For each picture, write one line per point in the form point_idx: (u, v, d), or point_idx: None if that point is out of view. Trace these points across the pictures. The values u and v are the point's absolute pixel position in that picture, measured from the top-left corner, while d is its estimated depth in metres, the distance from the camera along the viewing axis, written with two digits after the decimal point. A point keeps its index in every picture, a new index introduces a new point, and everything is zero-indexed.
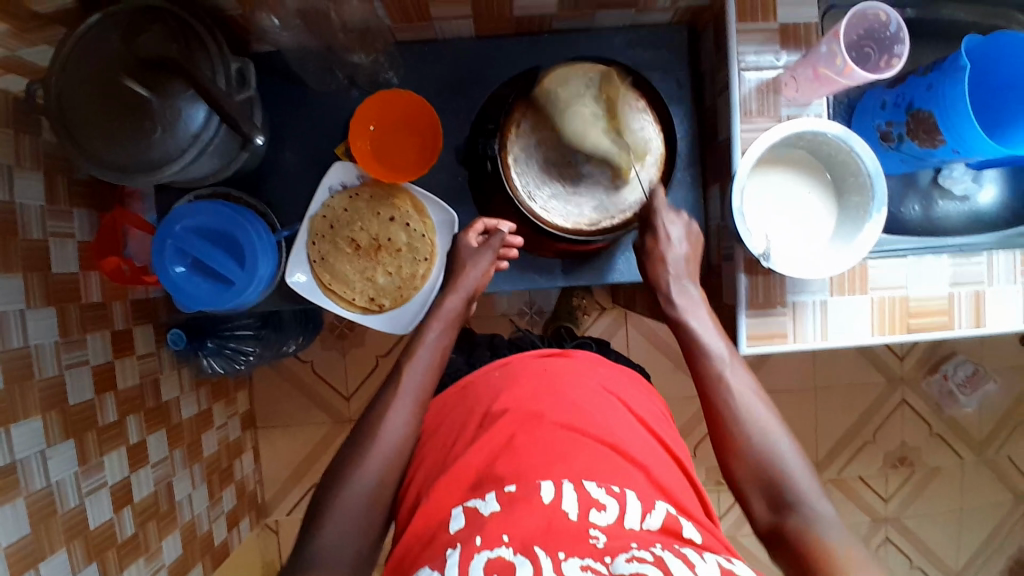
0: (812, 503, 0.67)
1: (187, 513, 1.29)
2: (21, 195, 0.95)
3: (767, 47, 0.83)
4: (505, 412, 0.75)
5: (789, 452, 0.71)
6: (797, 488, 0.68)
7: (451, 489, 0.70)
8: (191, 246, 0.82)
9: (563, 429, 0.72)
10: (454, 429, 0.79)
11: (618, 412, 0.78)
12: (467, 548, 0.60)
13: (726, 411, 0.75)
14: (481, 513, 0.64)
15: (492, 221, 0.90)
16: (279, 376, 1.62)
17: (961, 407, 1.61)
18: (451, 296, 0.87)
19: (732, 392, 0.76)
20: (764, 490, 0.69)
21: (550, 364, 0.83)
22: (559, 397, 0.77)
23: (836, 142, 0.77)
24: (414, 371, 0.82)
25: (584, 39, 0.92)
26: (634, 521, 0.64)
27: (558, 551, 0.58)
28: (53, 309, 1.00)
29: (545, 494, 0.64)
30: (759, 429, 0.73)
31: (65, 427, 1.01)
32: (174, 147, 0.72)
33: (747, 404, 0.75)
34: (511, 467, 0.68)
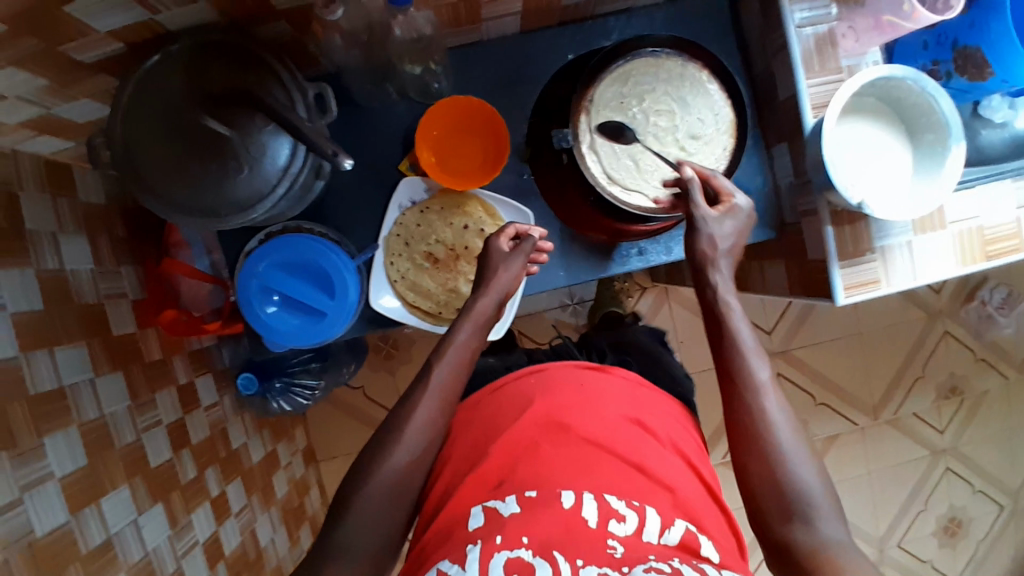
0: (825, 524, 0.65)
1: (273, 558, 1.27)
2: (70, 261, 0.93)
3: (818, 2, 0.83)
4: (533, 423, 0.76)
5: (809, 472, 0.67)
6: (811, 502, 0.66)
7: (473, 488, 0.71)
8: (278, 283, 0.80)
9: (591, 445, 0.73)
10: (488, 429, 0.78)
11: (651, 432, 0.78)
12: (488, 545, 0.62)
13: (751, 405, 0.71)
14: (502, 514, 0.66)
15: (522, 227, 0.86)
16: (332, 407, 1.59)
17: (1000, 329, 1.65)
18: (484, 298, 0.81)
19: (761, 393, 0.71)
20: (780, 509, 0.66)
21: (588, 377, 0.83)
22: (593, 411, 0.78)
23: (906, 85, 0.78)
24: (443, 373, 0.77)
25: (627, 21, 0.91)
26: (651, 535, 0.65)
27: (576, 558, 0.60)
28: (119, 373, 0.97)
29: (566, 500, 0.66)
30: (780, 431, 0.69)
31: (152, 491, 0.97)
32: (263, 184, 0.70)
33: (772, 411, 0.70)
34: (533, 475, 0.70)
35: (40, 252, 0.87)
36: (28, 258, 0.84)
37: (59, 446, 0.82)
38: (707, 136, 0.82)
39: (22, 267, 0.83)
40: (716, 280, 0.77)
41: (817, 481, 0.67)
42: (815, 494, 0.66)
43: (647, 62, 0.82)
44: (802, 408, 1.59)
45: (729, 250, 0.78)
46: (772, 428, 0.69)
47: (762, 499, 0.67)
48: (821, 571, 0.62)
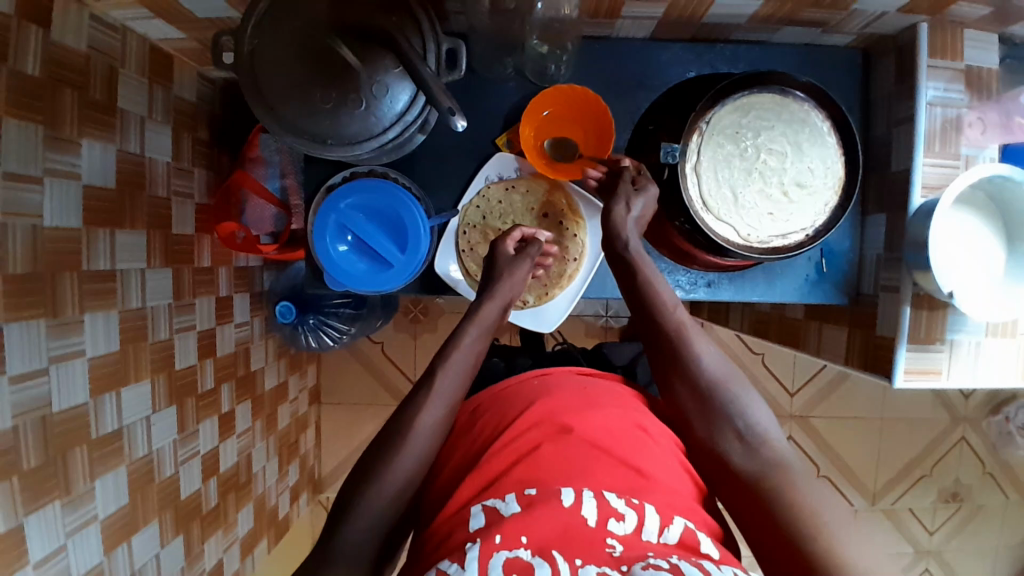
0: (762, 444, 0.71)
1: (259, 486, 1.27)
2: (150, 149, 0.93)
3: (954, 86, 0.81)
4: (530, 421, 0.74)
5: (744, 395, 0.74)
6: (753, 426, 0.72)
7: (469, 485, 0.68)
8: (354, 224, 0.80)
9: (591, 447, 0.70)
10: (491, 428, 0.76)
11: (654, 444, 0.73)
12: (487, 544, 0.59)
13: (682, 367, 0.75)
14: (501, 514, 0.63)
15: (527, 231, 0.87)
16: (347, 355, 1.59)
17: (1018, 450, 1.63)
18: (490, 303, 0.79)
19: (689, 336, 0.76)
20: (714, 431, 0.73)
21: (590, 383, 0.82)
22: (593, 415, 0.74)
23: (1020, 189, 0.77)
24: (448, 378, 0.73)
25: (757, 52, 0.90)
26: (652, 534, 0.63)
27: (575, 558, 0.59)
28: (169, 271, 0.97)
29: (566, 497, 0.63)
30: (715, 375, 0.74)
31: (170, 393, 0.98)
32: (376, 124, 0.69)
33: (702, 348, 0.75)
34: (534, 472, 0.67)
35: (125, 135, 0.87)
36: (113, 137, 0.84)
37: (98, 325, 0.82)
38: (813, 187, 0.81)
39: (105, 144, 0.83)
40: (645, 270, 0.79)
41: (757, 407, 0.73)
42: (755, 415, 0.73)
43: (772, 98, 0.80)
44: None
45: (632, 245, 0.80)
46: (701, 366, 0.74)
47: (698, 429, 0.74)
48: (774, 492, 0.67)
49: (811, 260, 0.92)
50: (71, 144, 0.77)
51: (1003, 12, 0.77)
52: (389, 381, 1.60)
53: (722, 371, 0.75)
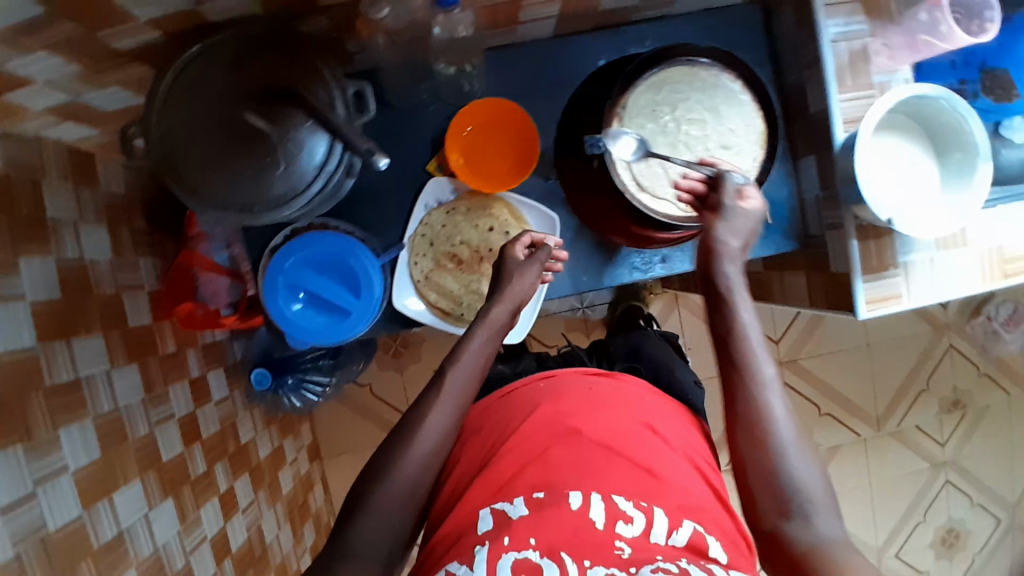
0: (821, 519, 0.63)
1: (277, 555, 1.26)
2: (89, 251, 0.91)
3: (854, 18, 0.82)
4: (543, 426, 0.75)
5: (806, 466, 0.66)
6: (810, 500, 0.64)
7: (481, 490, 0.71)
8: (305, 280, 0.79)
9: (601, 449, 0.72)
10: (497, 433, 0.78)
11: (662, 443, 0.75)
12: (495, 546, 0.63)
13: (748, 407, 0.68)
14: (510, 518, 0.66)
15: (537, 234, 0.86)
16: (338, 403, 1.58)
17: (1006, 345, 1.66)
18: (498, 305, 0.81)
19: (766, 389, 0.68)
20: (778, 503, 0.65)
21: (597, 384, 0.82)
22: (603, 416, 0.76)
23: (937, 103, 0.79)
24: (458, 376, 0.76)
25: (659, 27, 0.91)
26: (660, 536, 0.65)
27: (583, 559, 0.62)
28: (135, 365, 0.95)
29: (574, 500, 0.66)
30: (779, 429, 0.67)
31: (163, 486, 0.95)
32: (298, 181, 0.69)
33: (778, 407, 0.68)
34: (543, 478, 0.69)
35: (61, 244, 0.86)
36: (48, 247, 0.83)
37: (76, 441, 0.81)
38: (738, 147, 0.83)
39: (42, 257, 0.82)
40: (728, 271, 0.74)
41: (815, 478, 0.65)
42: (812, 489, 0.65)
43: (681, 69, 0.81)
44: (809, 418, 1.59)
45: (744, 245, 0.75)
46: (775, 425, 0.67)
47: (759, 496, 0.66)
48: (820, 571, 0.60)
49: None
50: (7, 265, 0.76)
51: None
52: (386, 421, 1.60)
53: (787, 424, 0.67)
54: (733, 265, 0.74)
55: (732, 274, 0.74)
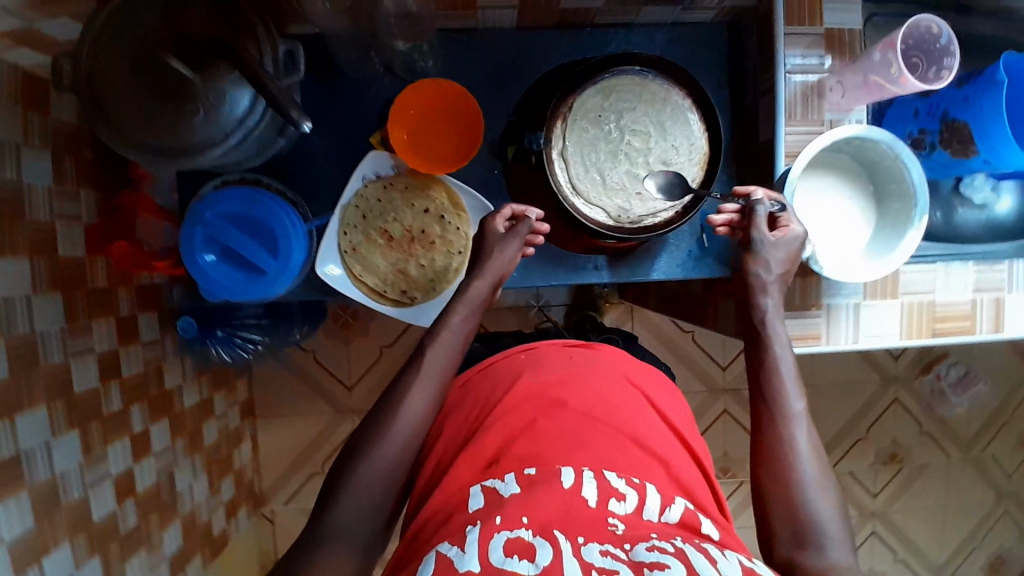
0: (837, 551, 0.62)
1: (187, 504, 1.26)
2: (28, 175, 0.89)
3: (812, 51, 0.83)
4: (529, 396, 0.73)
5: (827, 495, 0.66)
6: (826, 526, 0.64)
7: (467, 465, 0.68)
8: (223, 235, 0.78)
9: (587, 419, 0.70)
10: (478, 406, 0.75)
11: (647, 411, 0.75)
12: (487, 526, 0.58)
13: (770, 430, 0.70)
14: (501, 494, 0.62)
15: (520, 208, 0.86)
16: (279, 365, 1.58)
17: (952, 407, 1.66)
18: (480, 280, 0.80)
19: (794, 423, 0.70)
20: (793, 531, 0.64)
21: (578, 354, 0.81)
22: (584, 385, 0.74)
23: (882, 149, 0.78)
24: (439, 352, 0.76)
25: (624, 34, 0.91)
26: (653, 513, 0.63)
27: (578, 536, 0.58)
28: (58, 295, 0.93)
29: (566, 479, 0.63)
30: (799, 453, 0.68)
31: (70, 417, 0.95)
32: (216, 131, 0.69)
33: (802, 441, 0.69)
34: (530, 449, 0.67)
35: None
36: None
37: None
38: (677, 166, 0.83)
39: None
40: (766, 305, 0.77)
41: (831, 506, 0.65)
42: (829, 517, 0.64)
43: (631, 79, 0.82)
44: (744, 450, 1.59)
45: (780, 280, 0.77)
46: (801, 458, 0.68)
47: (776, 523, 0.65)
48: None
49: (693, 235, 0.95)
50: None
51: None
52: (326, 389, 1.60)
53: (809, 448, 0.68)
54: (771, 295, 0.78)
55: (767, 305, 0.77)
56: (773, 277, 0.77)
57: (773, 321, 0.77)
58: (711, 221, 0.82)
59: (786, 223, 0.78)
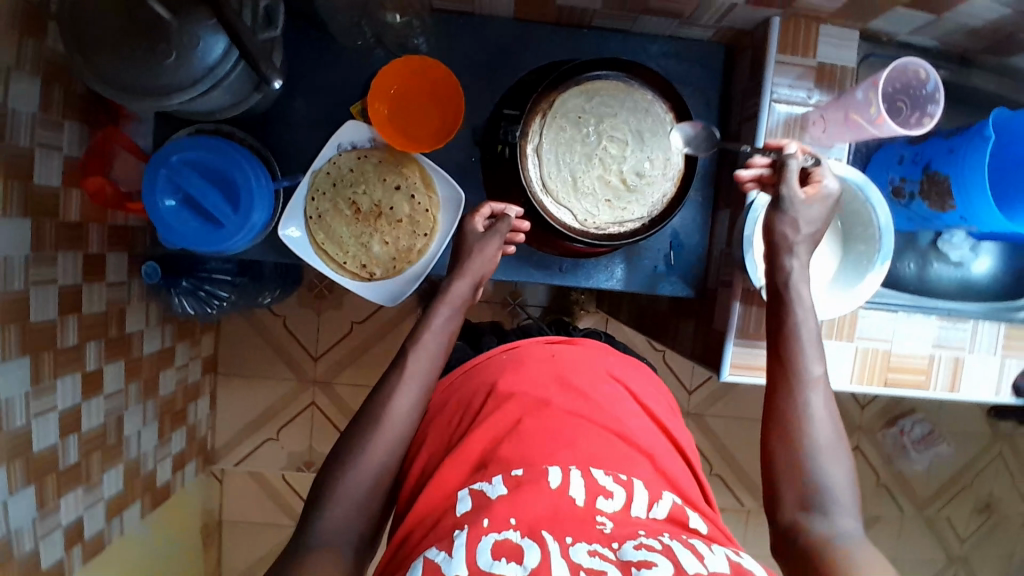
0: (842, 518, 0.63)
1: (133, 450, 1.25)
2: (14, 98, 0.87)
3: (802, 83, 0.84)
4: (513, 394, 0.72)
5: (837, 466, 0.66)
6: (834, 496, 0.64)
7: (455, 466, 0.67)
8: (187, 182, 0.78)
9: (570, 415, 0.70)
10: (461, 409, 0.75)
11: (625, 401, 0.76)
12: (474, 529, 0.57)
13: (786, 399, 0.69)
14: (488, 496, 0.61)
15: (498, 206, 0.84)
16: (248, 326, 1.58)
17: (911, 463, 1.64)
18: (460, 281, 0.80)
19: (809, 387, 0.70)
20: (800, 495, 0.65)
21: (559, 350, 0.79)
22: (568, 385, 0.74)
23: (851, 190, 0.80)
24: (422, 356, 0.75)
25: (620, 41, 0.91)
26: (640, 510, 0.63)
27: (566, 535, 0.58)
28: (28, 221, 0.91)
29: (553, 478, 0.62)
30: (814, 422, 0.68)
31: (23, 344, 0.91)
32: (186, 77, 0.68)
33: (819, 408, 0.68)
34: (516, 449, 0.66)
35: None
36: None
37: None
38: (649, 178, 0.83)
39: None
40: (789, 266, 0.75)
41: (841, 475, 0.65)
42: (838, 486, 0.65)
43: (615, 86, 0.83)
44: None
45: (813, 235, 0.74)
46: (811, 425, 0.68)
47: (783, 490, 0.66)
48: (829, 560, 0.59)
49: (660, 252, 0.95)
50: None
51: (852, 7, 0.79)
52: (292, 356, 1.60)
53: (825, 419, 0.68)
54: (798, 256, 0.74)
55: (794, 267, 0.74)
56: (805, 233, 0.74)
57: (796, 283, 0.74)
58: (741, 176, 0.76)
59: (818, 179, 0.75)
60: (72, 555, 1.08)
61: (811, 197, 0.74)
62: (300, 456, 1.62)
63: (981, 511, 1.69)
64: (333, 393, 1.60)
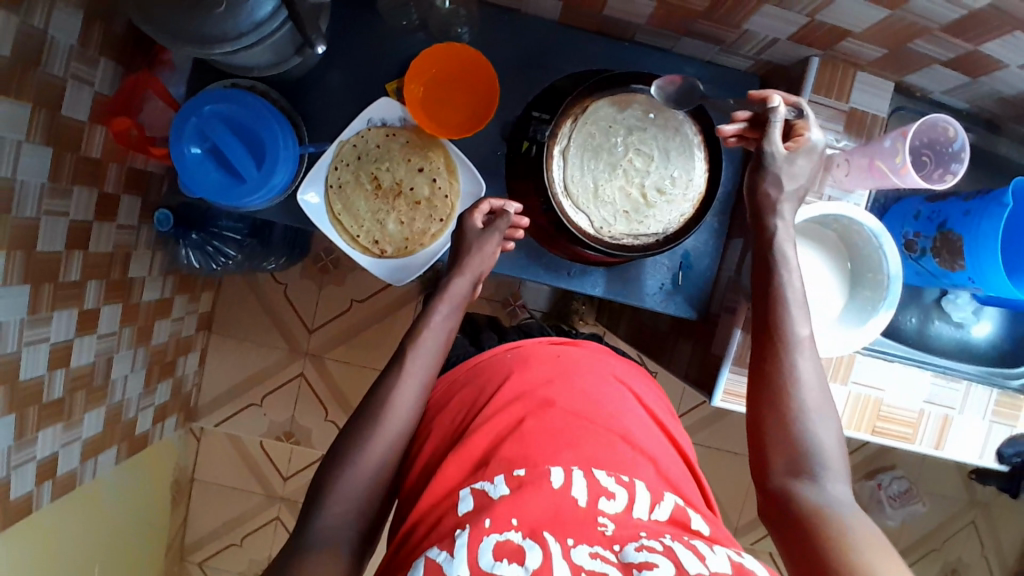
0: (831, 482, 0.65)
1: (117, 395, 1.24)
2: (56, 28, 0.87)
3: (830, 125, 0.85)
4: (517, 396, 0.73)
5: (826, 432, 0.68)
6: (825, 462, 0.66)
7: (455, 462, 0.67)
8: (214, 134, 0.79)
9: (572, 416, 0.71)
10: (462, 408, 0.75)
11: (630, 403, 0.78)
12: (476, 529, 0.57)
13: (773, 368, 0.70)
14: (490, 496, 0.61)
15: (497, 202, 0.84)
16: (249, 289, 1.58)
17: (885, 518, 1.64)
18: (460, 278, 0.80)
19: (796, 350, 0.70)
20: (790, 462, 0.67)
21: (563, 351, 0.82)
22: (571, 384, 0.76)
23: (866, 235, 0.81)
24: (425, 353, 0.76)
25: (659, 58, 0.92)
26: (642, 511, 0.63)
27: (567, 538, 0.58)
28: (50, 151, 0.91)
29: (555, 479, 0.63)
30: (801, 389, 0.68)
31: (27, 272, 0.91)
32: (232, 29, 0.69)
33: (806, 373, 0.69)
34: (519, 449, 0.66)
35: (30, 8, 0.82)
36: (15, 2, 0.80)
37: None
38: (670, 194, 0.84)
39: (7, 12, 0.78)
40: (777, 227, 0.73)
41: (830, 442, 0.67)
42: (827, 452, 0.67)
43: (648, 101, 0.84)
44: None
45: (798, 192, 0.74)
46: (800, 390, 0.69)
47: (774, 458, 0.68)
48: (824, 527, 0.61)
49: (669, 270, 0.96)
50: None
51: (892, 58, 0.80)
52: (287, 325, 1.60)
53: (812, 386, 0.69)
54: (787, 212, 0.74)
55: (781, 225, 0.73)
56: (791, 190, 0.73)
57: (782, 242, 0.73)
58: (723, 134, 0.76)
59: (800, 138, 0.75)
60: (41, 489, 1.07)
61: (794, 152, 0.74)
62: (280, 425, 1.62)
63: None
64: (323, 367, 1.60)
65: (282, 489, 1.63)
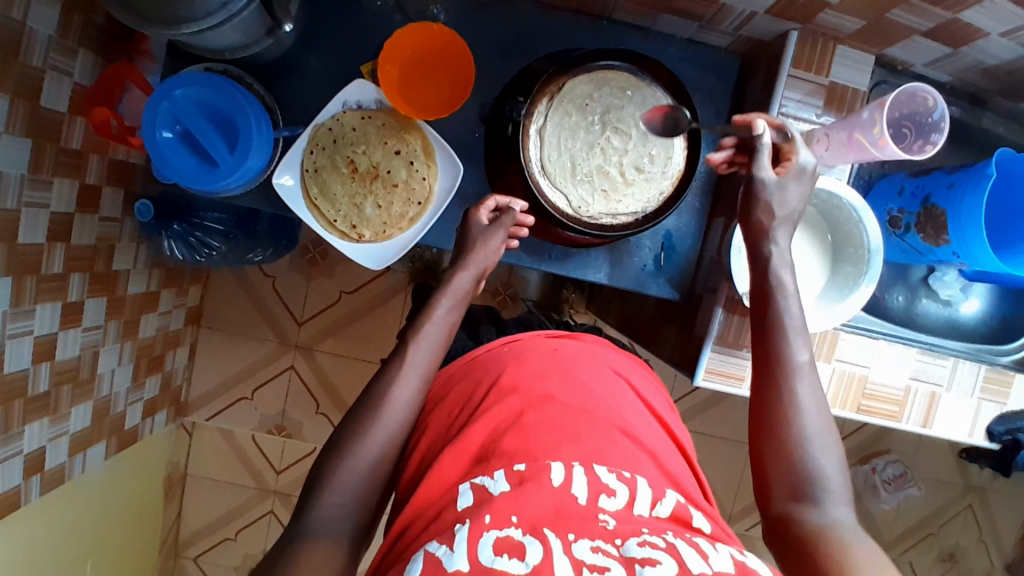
0: (833, 506, 0.64)
1: (105, 389, 1.24)
2: (33, 18, 0.87)
3: (810, 101, 0.85)
4: (516, 389, 0.72)
5: (827, 455, 0.67)
6: (827, 486, 0.65)
7: (454, 457, 0.66)
8: (188, 117, 0.79)
9: (572, 409, 0.70)
10: (459, 401, 0.74)
11: (626, 394, 0.77)
12: (476, 525, 0.56)
13: (772, 394, 0.69)
14: (490, 492, 0.60)
15: (504, 200, 0.84)
16: (238, 283, 1.57)
17: (880, 503, 1.63)
18: (463, 272, 0.80)
19: (796, 376, 0.69)
20: (790, 487, 0.66)
21: (560, 344, 0.81)
22: (571, 377, 0.74)
23: (847, 210, 0.80)
24: (424, 347, 0.75)
25: (639, 38, 0.91)
26: (643, 508, 0.62)
27: (568, 533, 0.57)
28: (29, 142, 0.90)
29: (555, 476, 0.62)
30: (801, 414, 0.68)
31: (7, 264, 0.90)
32: (199, 8, 0.68)
33: (805, 398, 0.69)
34: (518, 443, 0.65)
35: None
36: None
37: None
38: (647, 172, 0.83)
39: None
40: (771, 251, 0.74)
41: (832, 465, 0.66)
42: (830, 475, 0.66)
43: (625, 78, 0.83)
44: None
45: (792, 216, 0.73)
46: (799, 416, 0.68)
47: (774, 481, 0.67)
48: (826, 551, 0.60)
49: (651, 250, 0.95)
50: None
51: (872, 31, 0.79)
52: (277, 319, 1.59)
53: (812, 411, 0.68)
54: (783, 231, 0.74)
55: (778, 244, 0.74)
56: (784, 213, 0.73)
57: (778, 267, 0.73)
58: (712, 157, 0.78)
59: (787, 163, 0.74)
60: (30, 484, 1.06)
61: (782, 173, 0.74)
62: (272, 418, 1.62)
63: (943, 561, 1.68)
64: (314, 360, 1.60)
65: (275, 483, 1.63)
